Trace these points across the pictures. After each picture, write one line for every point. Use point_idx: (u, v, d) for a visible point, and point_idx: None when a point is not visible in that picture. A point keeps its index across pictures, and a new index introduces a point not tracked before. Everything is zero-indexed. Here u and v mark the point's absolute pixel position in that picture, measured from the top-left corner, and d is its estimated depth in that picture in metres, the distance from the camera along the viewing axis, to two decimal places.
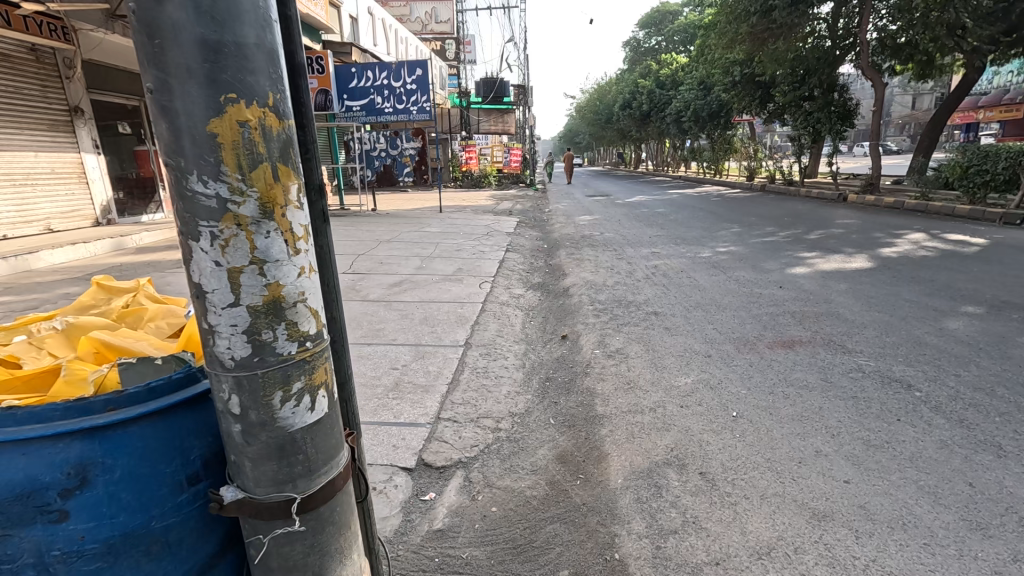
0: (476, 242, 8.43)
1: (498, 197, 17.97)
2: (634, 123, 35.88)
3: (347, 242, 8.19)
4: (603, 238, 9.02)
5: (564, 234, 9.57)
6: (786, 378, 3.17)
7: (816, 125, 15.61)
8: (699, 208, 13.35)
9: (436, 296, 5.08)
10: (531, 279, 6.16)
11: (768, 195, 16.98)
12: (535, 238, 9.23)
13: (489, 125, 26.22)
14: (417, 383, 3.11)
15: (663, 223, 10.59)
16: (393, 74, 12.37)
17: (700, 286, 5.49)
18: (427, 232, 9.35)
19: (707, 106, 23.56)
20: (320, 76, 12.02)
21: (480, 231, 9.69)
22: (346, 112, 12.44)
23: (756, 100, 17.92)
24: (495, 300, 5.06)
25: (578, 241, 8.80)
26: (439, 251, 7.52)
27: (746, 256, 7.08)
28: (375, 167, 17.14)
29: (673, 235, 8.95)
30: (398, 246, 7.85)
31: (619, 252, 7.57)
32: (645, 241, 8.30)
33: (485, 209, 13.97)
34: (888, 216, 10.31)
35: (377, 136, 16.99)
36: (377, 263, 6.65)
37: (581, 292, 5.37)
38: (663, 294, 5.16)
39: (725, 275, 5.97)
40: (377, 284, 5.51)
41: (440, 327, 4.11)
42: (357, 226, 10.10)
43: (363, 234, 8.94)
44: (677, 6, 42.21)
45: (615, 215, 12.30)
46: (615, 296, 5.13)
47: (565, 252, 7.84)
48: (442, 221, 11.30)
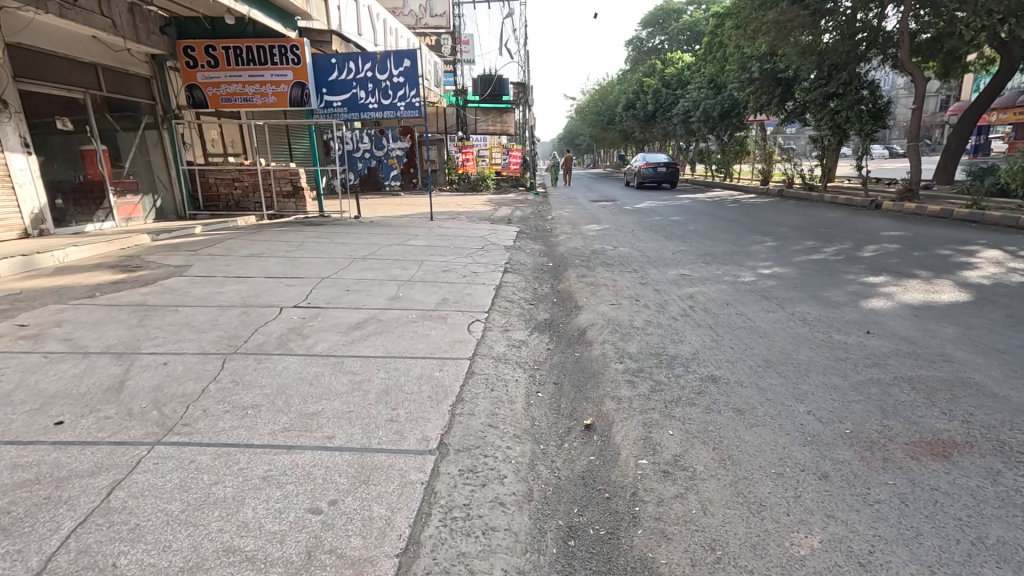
0: (472, 259, 7.10)
1: (496, 202, 16.68)
2: (639, 124, 34.55)
3: (316, 260, 6.85)
4: (618, 254, 7.68)
5: (572, 248, 8.25)
6: (986, 543, 1.83)
7: (844, 124, 14.19)
8: (720, 217, 12.02)
9: (410, 347, 3.75)
10: (536, 314, 4.82)
11: (789, 201, 15.68)
12: (539, 254, 7.88)
13: (488, 125, 24.92)
14: (345, 555, 1.78)
15: (683, 234, 9.30)
16: (379, 67, 11.04)
17: (758, 329, 4.17)
18: (414, 245, 8.00)
19: (718, 105, 22.21)
20: (295, 67, 10.69)
21: (474, 244, 8.37)
22: (326, 108, 11.29)
23: (775, 98, 16.59)
24: (489, 352, 3.72)
25: (590, 257, 7.46)
26: (424, 273, 6.18)
27: (800, 280, 5.75)
28: (358, 170, 15.78)
29: (701, 252, 7.61)
30: (376, 265, 6.51)
31: (642, 275, 6.23)
32: (671, 261, 6.97)
33: (482, 216, 12.67)
34: (942, 227, 8.99)
35: (361, 135, 15.60)
36: (343, 290, 5.32)
37: (602, 338, 4.05)
38: (715, 344, 3.83)
39: (784, 310, 4.66)
40: (333, 327, 4.17)
41: (405, 411, 2.77)
42: (333, 237, 8.76)
43: (338, 249, 7.60)
44: (681, 4, 40.98)
45: (627, 223, 11.03)
46: (650, 347, 3.80)
47: (576, 273, 6.51)
48: (432, 230, 9.94)
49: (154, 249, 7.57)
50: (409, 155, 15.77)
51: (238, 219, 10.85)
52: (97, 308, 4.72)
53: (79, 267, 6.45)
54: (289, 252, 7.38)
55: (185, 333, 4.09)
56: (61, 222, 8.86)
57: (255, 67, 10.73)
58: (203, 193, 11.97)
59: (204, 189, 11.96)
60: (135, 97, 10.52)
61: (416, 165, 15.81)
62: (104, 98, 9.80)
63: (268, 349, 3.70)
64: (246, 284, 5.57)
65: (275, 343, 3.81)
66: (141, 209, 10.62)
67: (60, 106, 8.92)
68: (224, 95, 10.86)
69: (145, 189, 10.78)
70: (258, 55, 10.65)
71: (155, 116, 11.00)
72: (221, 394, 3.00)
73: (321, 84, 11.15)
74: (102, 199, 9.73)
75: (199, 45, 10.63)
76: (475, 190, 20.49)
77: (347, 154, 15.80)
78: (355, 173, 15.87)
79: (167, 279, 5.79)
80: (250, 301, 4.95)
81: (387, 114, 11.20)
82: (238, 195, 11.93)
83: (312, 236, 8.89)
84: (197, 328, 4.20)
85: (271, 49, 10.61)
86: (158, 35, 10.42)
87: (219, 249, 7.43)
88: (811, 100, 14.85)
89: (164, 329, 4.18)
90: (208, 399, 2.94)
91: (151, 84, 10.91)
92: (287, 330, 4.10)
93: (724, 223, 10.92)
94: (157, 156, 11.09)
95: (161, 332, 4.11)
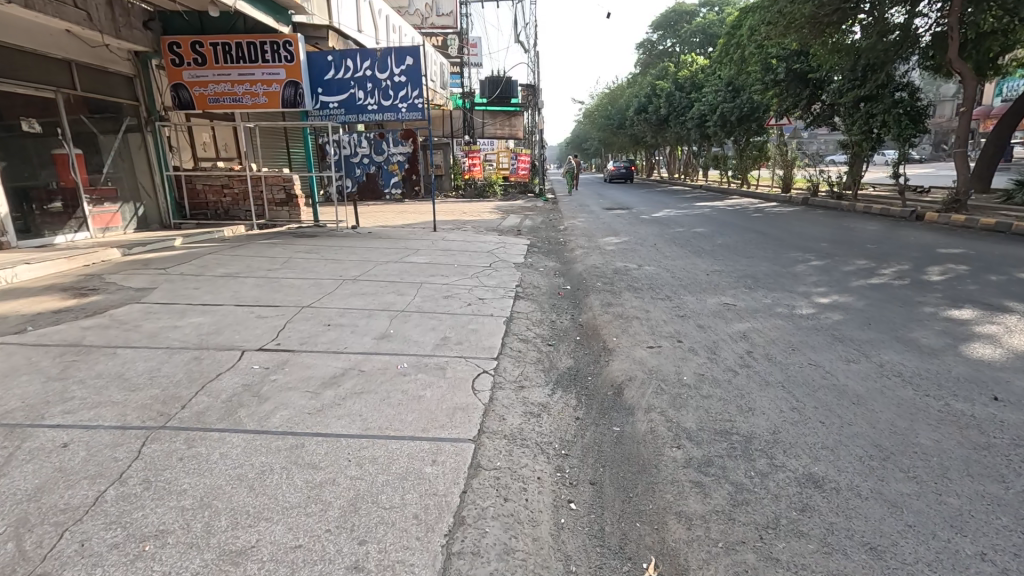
0: (478, 281, 6.17)
1: (504, 210, 15.83)
2: (650, 128, 33.54)
3: (298, 283, 5.94)
4: (646, 274, 6.72)
5: (592, 266, 7.30)
6: None
7: (879, 128, 13.12)
8: (747, 228, 11.04)
9: (395, 419, 2.84)
10: (558, 361, 3.89)
11: (816, 211, 14.68)
12: (554, 274, 6.93)
13: (495, 128, 23.71)
14: None
15: (712, 251, 8.38)
16: (379, 65, 10.21)
17: (846, 391, 3.24)
18: (413, 263, 7.09)
19: (737, 108, 21.22)
20: (288, 65, 9.88)
21: (480, 261, 7.49)
22: (322, 110, 10.44)
23: (804, 100, 15.63)
24: (499, 429, 2.81)
25: (613, 279, 6.53)
26: (423, 301, 5.26)
27: (872, 314, 4.79)
28: (356, 176, 14.93)
29: (740, 274, 6.65)
30: (367, 290, 5.61)
31: (679, 304, 5.28)
32: (708, 286, 6.02)
33: (489, 226, 11.80)
34: (1007, 245, 8.00)
35: (359, 139, 14.72)
36: (323, 326, 4.42)
37: (647, 402, 3.14)
38: (798, 416, 2.90)
39: (868, 358, 3.73)
40: (299, 384, 3.27)
41: (379, 555, 1.86)
42: (323, 252, 7.86)
43: (326, 268, 6.70)
44: (693, 6, 40.10)
45: (647, 236, 10.12)
46: (713, 421, 2.87)
47: (600, 300, 5.57)
48: (434, 243, 9.05)
49: (121, 266, 6.70)
50: (411, 161, 14.82)
51: (225, 229, 10.04)
52: (16, 350, 3.82)
53: (26, 290, 5.58)
54: (271, 272, 6.49)
55: (113, 389, 3.21)
56: (26, 233, 8.06)
57: (245, 65, 9.92)
58: (189, 200, 11.15)
59: (191, 196, 11.14)
60: (116, 97, 9.72)
61: (418, 172, 14.96)
62: (80, 98, 9.01)
63: (209, 422, 2.80)
64: (210, 316, 4.67)
65: (220, 412, 2.91)
66: (120, 217, 9.81)
67: (28, 106, 8.12)
68: (212, 95, 10.05)
69: (125, 197, 9.97)
70: (248, 52, 9.84)
71: (139, 118, 10.20)
72: (117, 509, 2.09)
73: (316, 83, 10.30)
74: (76, 207, 8.94)
75: (185, 42, 9.83)
76: (481, 196, 19.96)
77: (345, 158, 14.96)
78: (353, 179, 15.05)
79: (118, 308, 4.90)
80: (207, 341, 4.04)
81: (388, 116, 10.37)
82: (227, 203, 11.14)
83: (302, 250, 8.03)
84: (129, 383, 3.30)
85: (262, 45, 9.79)
86: (141, 30, 9.62)
87: (191, 268, 6.54)
88: (842, 103, 13.89)
89: (87, 383, 3.28)
90: (96, 520, 2.03)
91: (133, 83, 10.10)
92: (239, 389, 3.20)
93: (755, 236, 9.94)
94: (141, 161, 10.28)
95: (79, 388, 3.20)
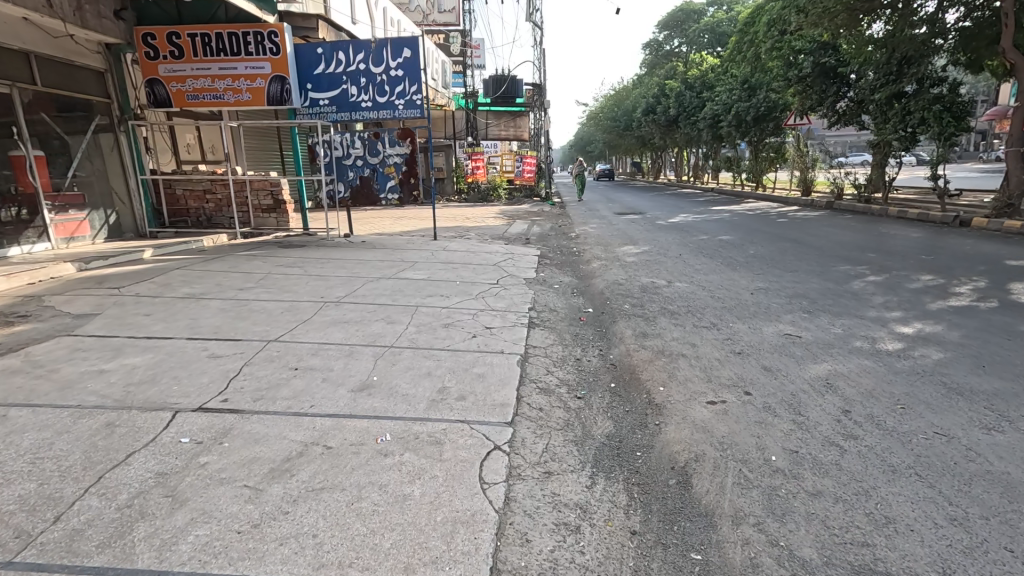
0: (484, 305, 5.22)
1: (510, 215, 14.91)
2: (659, 130, 32.62)
3: (270, 307, 5.00)
4: (680, 294, 5.76)
5: (614, 283, 6.35)
6: None
7: (917, 127, 12.15)
8: (778, 236, 10.06)
9: (364, 548, 1.88)
10: (591, 426, 2.92)
11: (844, 216, 13.73)
12: (572, 293, 5.98)
13: (498, 129, 23.20)
14: None
15: (747, 263, 7.42)
16: (373, 58, 9.27)
17: (1017, 487, 2.26)
18: (409, 280, 6.14)
19: (753, 108, 20.23)
20: (273, 58, 8.97)
21: (487, 276, 6.55)
22: (312, 107, 9.53)
23: (830, 97, 14.71)
24: (521, 566, 1.86)
25: (642, 299, 5.56)
26: (416, 332, 4.31)
27: (980, 353, 3.81)
28: (349, 179, 13.99)
29: (790, 294, 5.68)
30: (351, 317, 4.66)
31: (730, 336, 4.31)
32: (758, 310, 5.06)
33: (494, 233, 10.89)
34: None
35: (353, 139, 13.74)
36: (288, 371, 3.47)
37: (734, 508, 2.17)
38: (970, 541, 1.94)
39: (1016, 425, 2.75)
40: (236, 476, 2.31)
41: None
42: (308, 265, 6.94)
43: (307, 287, 5.76)
44: (702, 5, 39.22)
45: (669, 245, 9.18)
46: (843, 550, 1.91)
47: (632, 329, 4.60)
48: (433, 254, 8.12)
49: (69, 285, 5.77)
50: (409, 163, 13.89)
51: (205, 239, 9.13)
52: None
53: None
54: (240, 292, 5.55)
55: None
56: None
57: (226, 59, 9.02)
58: (168, 206, 10.22)
59: (170, 201, 10.22)
60: (85, 93, 8.81)
61: (414, 176, 14.06)
62: (42, 95, 8.11)
63: (83, 557, 1.83)
64: (148, 356, 3.72)
65: (107, 533, 1.95)
66: (88, 226, 8.90)
67: None
68: (191, 91, 9.16)
69: (95, 203, 9.05)
70: (230, 44, 8.94)
71: (111, 117, 9.30)
72: None
73: (305, 78, 9.40)
74: (37, 215, 8.04)
75: (161, 33, 8.94)
76: (485, 200, 19.11)
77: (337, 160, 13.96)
78: (346, 181, 14.09)
79: (40, 344, 3.95)
80: (133, 395, 3.09)
81: (383, 113, 9.44)
82: (209, 209, 10.20)
83: (285, 263, 7.11)
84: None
85: (245, 36, 8.89)
86: (113, 20, 8.72)
87: (148, 288, 5.60)
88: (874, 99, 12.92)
89: None
90: None
91: (105, 79, 9.19)
92: (150, 486, 2.24)
93: (791, 245, 8.97)
94: (113, 163, 9.35)
95: None
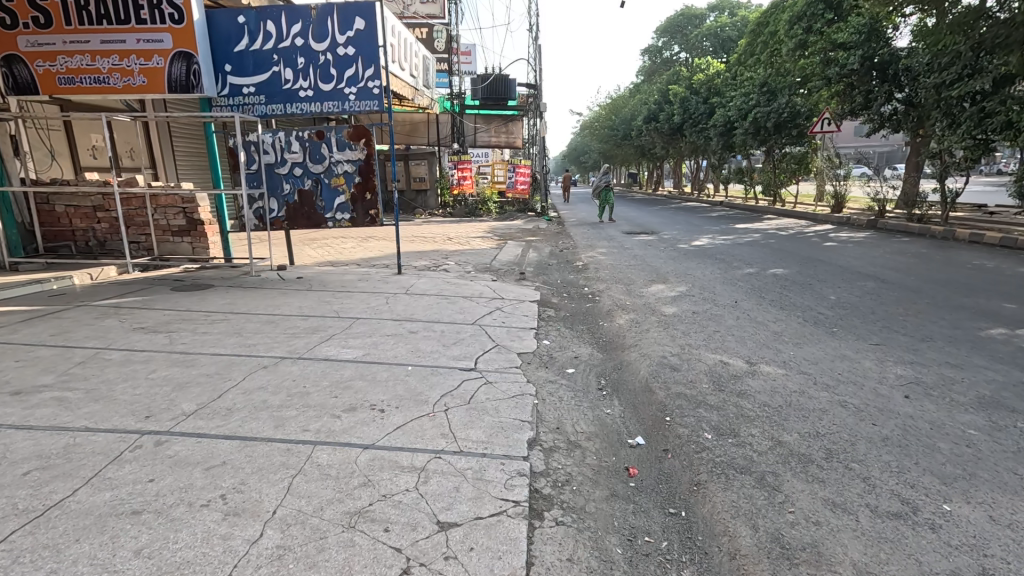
0: (445, 440, 2.77)
1: (502, 235, 12.58)
2: (662, 138, 30.55)
3: (15, 454, 2.52)
4: (786, 400, 3.36)
5: (663, 368, 3.94)
6: None
7: (999, 132, 9.94)
8: (845, 271, 7.79)
9: None
10: None
11: (899, 238, 11.56)
12: (600, 394, 3.57)
13: (490, 136, 20.12)
14: None
15: (846, 323, 5.06)
16: (314, 31, 6.86)
17: None
18: (327, 369, 3.70)
19: (772, 113, 17.86)
20: (176, 28, 6.58)
21: (460, 353, 4.10)
22: (231, 97, 7.09)
23: (880, 98, 12.51)
24: None
25: (728, 417, 3.14)
26: (272, 565, 1.86)
27: None
28: (284, 196, 7.37)
29: (977, 401, 3.30)
30: (156, 499, 2.20)
31: (985, 568, 1.92)
32: (961, 456, 2.67)
33: (481, 262, 8.52)
34: None
35: (281, 137, 7.16)
36: None
37: None
38: None
39: None
40: None
41: None
42: (182, 331, 4.45)
43: (139, 388, 3.29)
44: (702, 10, 37.50)
45: (713, 285, 6.82)
46: None
47: (748, 527, 2.18)
48: (389, 302, 5.70)
49: None
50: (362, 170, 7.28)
51: (80, 275, 6.62)
52: None
53: None
54: (9, 402, 3.07)
55: None
56: None
57: (110, 28, 6.59)
58: (46, 226, 7.70)
59: (48, 220, 7.70)
60: None
61: (374, 188, 7.24)
62: None
63: None
64: None
65: None
66: None
67: None
68: (64, 73, 6.70)
69: None
70: (113, 7, 6.50)
71: None
72: None
73: (221, 58, 6.98)
74: None
75: None
76: (473, 215, 17.01)
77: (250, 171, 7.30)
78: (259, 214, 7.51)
79: None
80: None
81: (329, 105, 7.02)
82: (101, 231, 7.71)
83: (151, 324, 4.62)
84: None
85: None
86: None
87: None
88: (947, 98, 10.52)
89: None
90: None
91: None
92: None
93: (878, 286, 6.64)
94: None
95: None
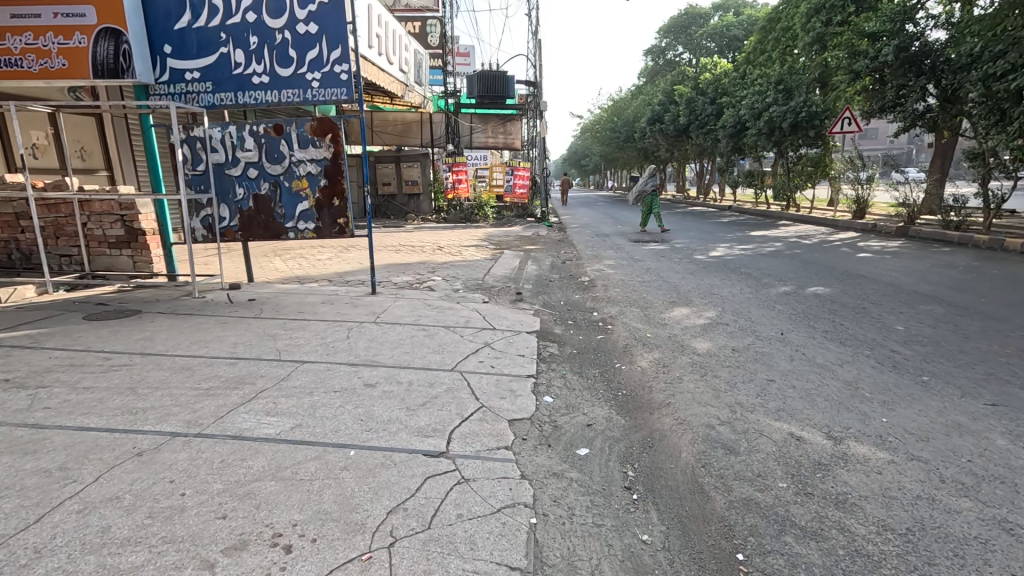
0: None
1: (499, 243, 11.44)
2: (666, 140, 29.39)
3: None
4: (914, 518, 2.21)
5: (714, 449, 2.78)
6: None
7: None
8: (898, 289, 6.62)
9: None
10: None
11: (938, 247, 10.42)
12: (629, 500, 2.41)
13: (487, 137, 19.04)
14: None
15: (936, 368, 3.90)
16: (269, 5, 5.75)
17: None
18: (232, 455, 2.55)
19: (789, 113, 16.56)
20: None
21: (429, 422, 2.95)
22: (172, 84, 5.96)
23: (914, 93, 11.39)
24: None
25: (837, 560, 1.97)
26: None
27: None
28: (237, 202, 6.23)
29: None
30: None
31: None
32: None
33: (471, 278, 7.37)
34: None
35: (231, 132, 6.06)
36: None
37: None
38: None
39: None
40: None
41: None
42: (58, 385, 3.30)
43: None
44: (706, 10, 36.55)
45: (748, 309, 5.66)
46: None
47: None
48: (350, 335, 4.55)
49: None
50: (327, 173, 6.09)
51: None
52: None
53: None
54: None
55: None
56: None
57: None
58: None
59: None
60: None
61: (344, 192, 6.07)
62: None
63: None
64: None
65: None
66: None
67: None
68: None
69: None
70: None
71: None
72: None
73: (159, 37, 5.86)
74: None
75: None
76: (468, 220, 15.86)
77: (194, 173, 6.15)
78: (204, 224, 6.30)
79: None
80: None
81: (288, 93, 5.89)
82: (26, 242, 6.57)
83: (20, 373, 3.47)
84: None
85: None
86: None
87: None
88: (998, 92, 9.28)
89: None
90: None
91: None
92: None
93: (949, 311, 5.50)
94: None
95: None
